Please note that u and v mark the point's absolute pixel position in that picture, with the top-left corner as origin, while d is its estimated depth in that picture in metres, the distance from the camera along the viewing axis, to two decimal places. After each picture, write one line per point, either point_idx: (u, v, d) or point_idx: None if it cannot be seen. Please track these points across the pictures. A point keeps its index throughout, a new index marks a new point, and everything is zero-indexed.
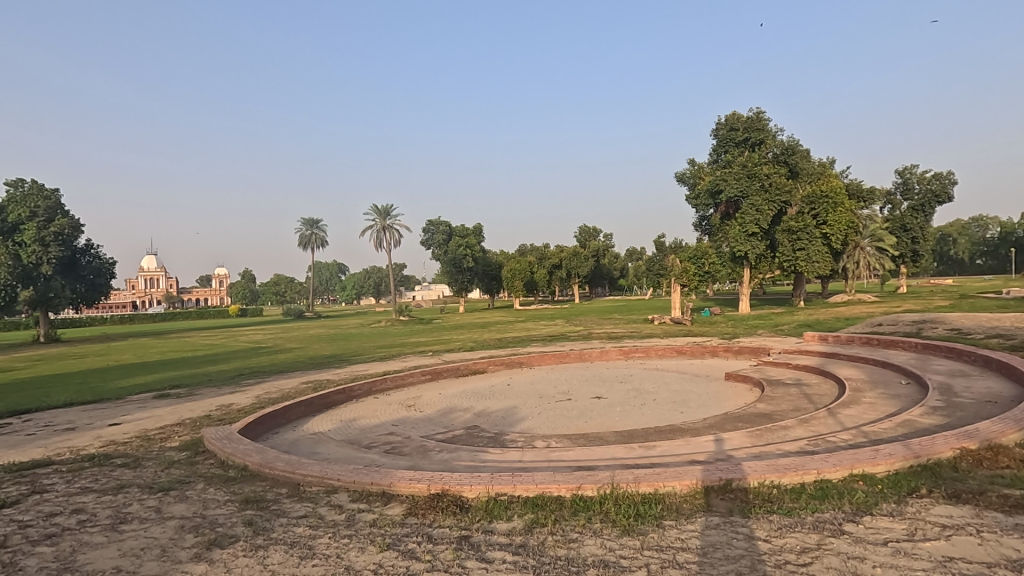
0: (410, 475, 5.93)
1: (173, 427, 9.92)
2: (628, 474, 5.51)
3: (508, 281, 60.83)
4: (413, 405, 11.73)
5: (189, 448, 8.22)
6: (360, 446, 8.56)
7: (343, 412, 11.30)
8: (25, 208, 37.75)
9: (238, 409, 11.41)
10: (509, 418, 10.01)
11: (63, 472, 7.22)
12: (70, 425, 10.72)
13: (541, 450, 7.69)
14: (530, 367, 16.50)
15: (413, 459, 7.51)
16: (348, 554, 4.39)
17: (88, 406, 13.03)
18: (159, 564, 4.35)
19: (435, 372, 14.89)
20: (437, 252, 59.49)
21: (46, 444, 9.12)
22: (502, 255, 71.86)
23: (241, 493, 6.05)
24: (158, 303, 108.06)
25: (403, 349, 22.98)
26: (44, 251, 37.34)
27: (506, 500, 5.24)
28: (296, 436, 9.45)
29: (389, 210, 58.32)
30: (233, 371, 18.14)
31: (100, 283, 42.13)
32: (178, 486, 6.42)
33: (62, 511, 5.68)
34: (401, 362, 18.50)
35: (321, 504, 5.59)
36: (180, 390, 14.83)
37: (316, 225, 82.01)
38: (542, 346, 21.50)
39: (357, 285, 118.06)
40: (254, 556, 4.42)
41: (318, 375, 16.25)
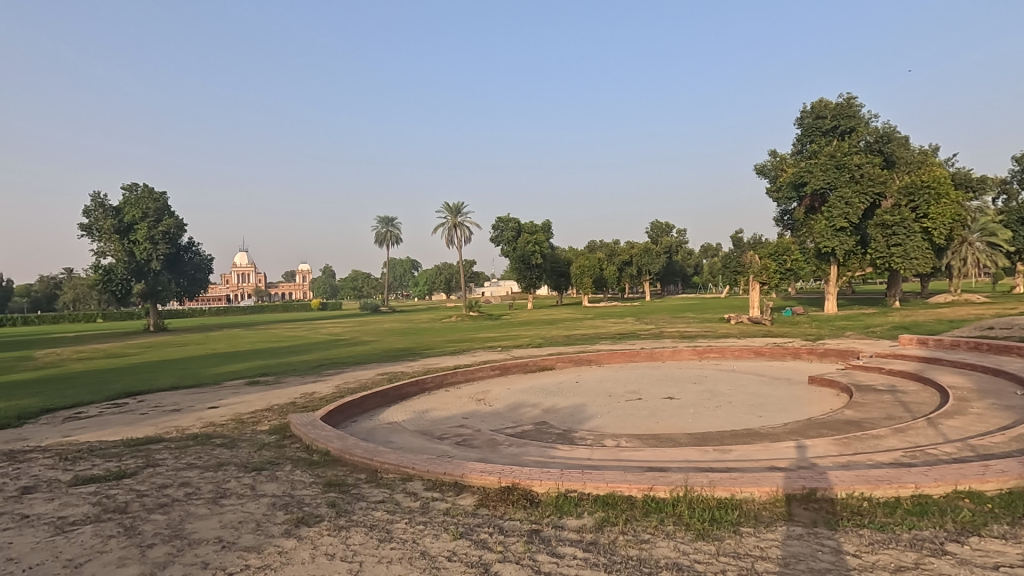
0: (481, 467, 6.08)
1: (263, 412, 10.72)
2: (703, 478, 5.35)
3: (577, 278, 60.52)
4: (483, 399, 11.93)
5: (277, 432, 8.82)
6: (433, 437, 8.81)
7: (416, 404, 11.67)
8: (138, 209, 41.54)
9: (319, 398, 12.08)
10: (578, 416, 9.98)
11: (172, 448, 7.98)
12: (176, 407, 11.83)
13: (611, 449, 7.59)
14: (599, 364, 16.33)
15: (483, 452, 7.66)
16: (423, 540, 4.55)
17: (190, 390, 14.29)
18: (254, 537, 4.71)
19: (504, 367, 15.09)
20: (506, 249, 59.43)
21: (155, 423, 10.11)
22: (572, 251, 71.51)
23: (324, 476, 6.44)
24: (249, 296, 116.20)
25: (473, 344, 23.47)
26: (154, 248, 41.10)
27: (575, 497, 5.25)
28: (373, 425, 9.91)
29: (460, 208, 59.29)
30: (313, 362, 19.24)
31: (200, 278, 45.88)
32: (270, 467, 6.92)
33: (170, 484, 6.27)
34: (471, 357, 18.91)
35: (398, 491, 5.84)
36: (267, 378, 15.89)
37: (391, 223, 85.01)
38: (611, 344, 21.23)
39: (429, 281, 121.16)
40: (337, 536, 4.69)
41: (391, 367, 16.86)
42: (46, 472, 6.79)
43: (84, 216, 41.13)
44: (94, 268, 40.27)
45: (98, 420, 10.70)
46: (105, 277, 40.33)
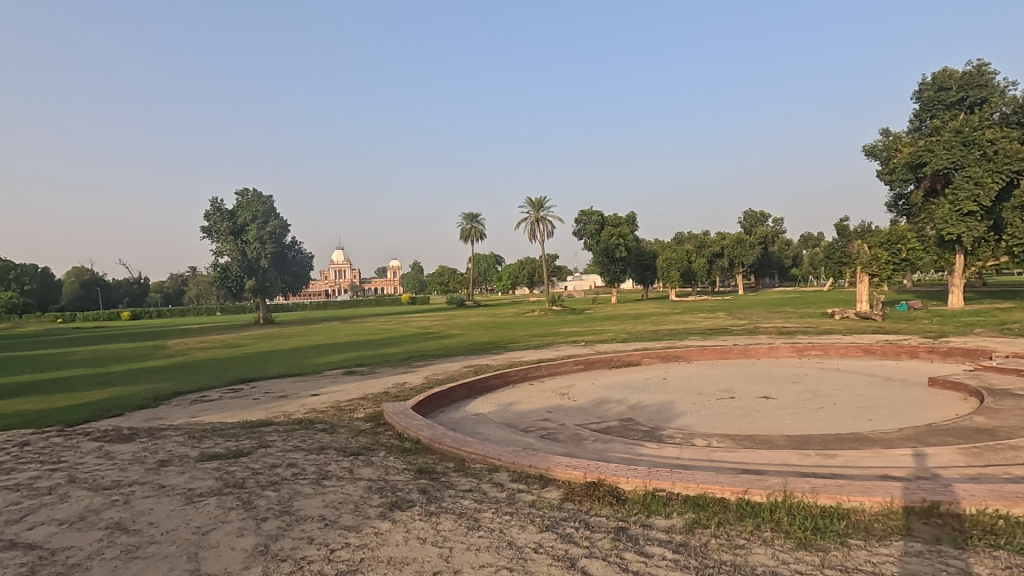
0: (566, 461, 6.08)
1: (360, 400, 11.39)
2: (805, 483, 5.00)
3: (664, 271, 58.69)
4: (567, 393, 11.90)
5: (372, 420, 9.32)
6: (518, 429, 8.92)
7: (501, 396, 11.87)
8: (249, 212, 45.42)
9: (410, 388, 12.60)
10: (666, 413, 9.68)
11: (281, 431, 8.70)
12: (283, 393, 12.88)
13: (702, 449, 7.29)
14: (688, 361, 15.75)
15: (568, 446, 7.65)
16: (511, 530, 4.63)
17: (296, 378, 15.48)
18: (353, 517, 5.02)
19: (589, 362, 14.96)
20: (589, 243, 58.62)
21: (266, 408, 11.06)
22: (658, 244, 69.36)
23: (415, 463, 6.72)
24: (345, 291, 123.71)
25: (557, 339, 23.45)
26: (263, 248, 44.85)
27: (665, 497, 5.10)
28: (460, 416, 10.21)
29: (543, 203, 59.23)
30: (404, 354, 20.13)
31: (302, 274, 49.51)
32: (366, 452, 7.34)
33: (280, 464, 6.83)
34: (555, 351, 18.92)
35: (485, 481, 5.98)
36: (362, 368, 16.84)
37: (475, 219, 86.79)
38: (701, 340, 20.40)
39: (513, 275, 122.38)
40: (428, 521, 4.89)
41: (477, 360, 17.26)
42: (178, 448, 7.63)
43: (205, 220, 45.57)
44: (213, 266, 44.57)
45: (219, 403, 11.89)
46: (222, 274, 44.51)
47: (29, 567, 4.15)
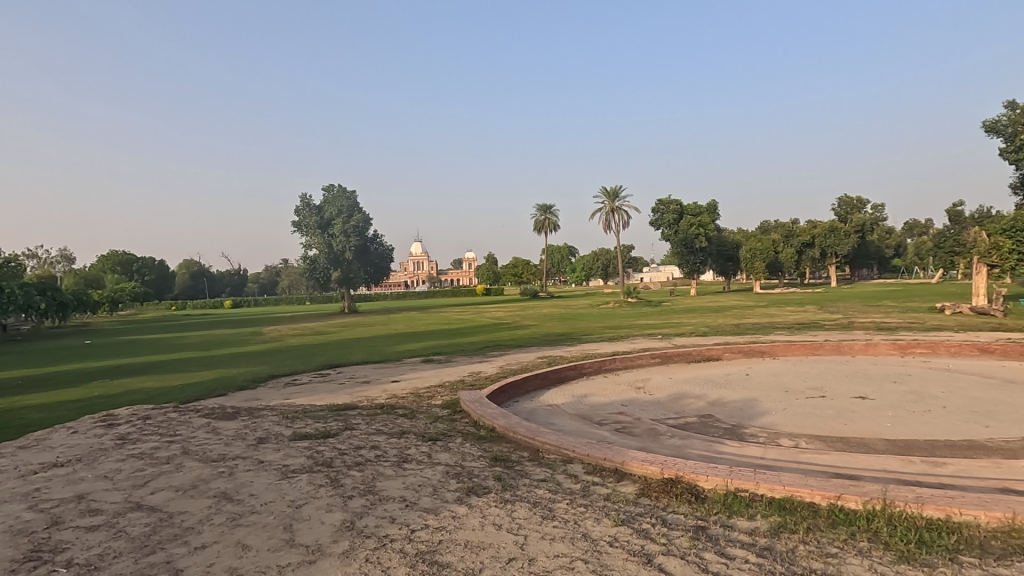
0: (642, 456, 5.97)
1: (437, 388, 11.76)
2: (908, 492, 4.61)
3: (747, 262, 55.93)
4: (643, 387, 11.65)
5: (449, 407, 9.60)
6: (592, 422, 8.85)
7: (575, 388, 11.82)
8: (334, 207, 47.98)
9: (485, 377, 12.85)
10: (749, 411, 9.24)
11: (365, 415, 9.16)
12: (366, 378, 13.56)
13: (788, 450, 6.90)
14: (773, 357, 14.94)
15: (644, 441, 7.50)
16: (585, 522, 4.61)
17: (378, 364, 16.25)
18: (432, 499, 5.20)
19: (666, 355, 14.55)
20: (667, 233, 56.78)
21: (351, 392, 11.69)
22: (741, 234, 66.07)
23: (490, 451, 6.86)
24: (423, 282, 128.13)
25: (632, 331, 23.00)
26: (347, 241, 47.21)
27: (747, 498, 4.88)
28: (534, 406, 10.28)
29: (618, 192, 58.00)
30: (479, 344, 20.56)
31: (384, 266, 51.64)
32: (443, 438, 7.57)
33: (364, 446, 7.20)
34: (630, 343, 18.58)
35: (559, 471, 5.99)
36: (440, 357, 17.39)
37: (549, 210, 86.60)
38: (788, 334, 19.27)
39: (587, 267, 121.06)
40: (503, 508, 4.97)
41: (551, 352, 17.29)
42: (274, 427, 8.25)
43: (295, 215, 48.67)
44: (303, 258, 47.56)
45: (309, 386, 12.72)
46: (311, 266, 47.40)
47: (152, 527, 4.65)
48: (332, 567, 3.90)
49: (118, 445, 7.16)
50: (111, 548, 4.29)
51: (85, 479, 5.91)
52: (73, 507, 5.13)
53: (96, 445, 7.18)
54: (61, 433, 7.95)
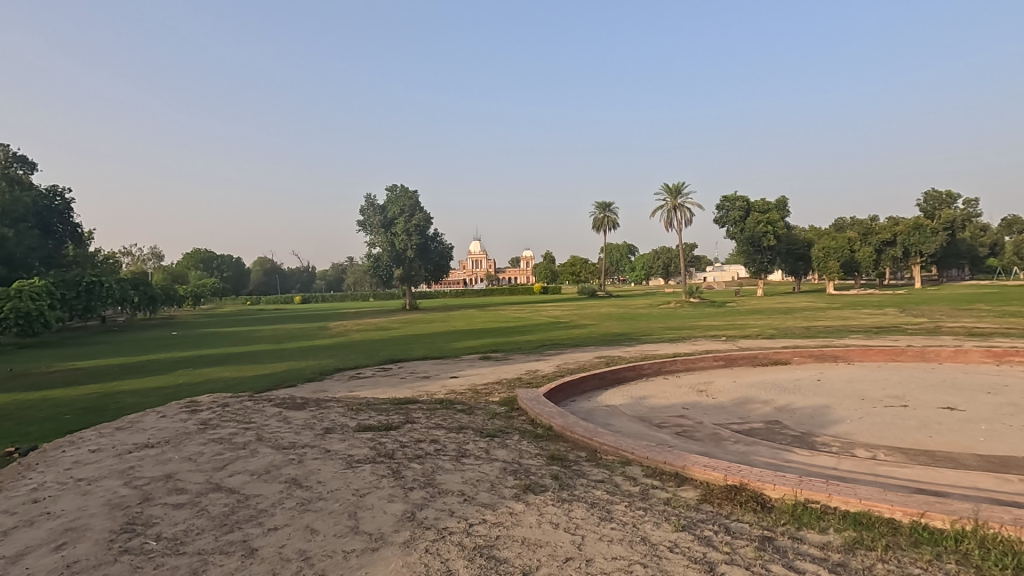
0: (705, 461, 5.80)
1: (494, 385, 11.89)
2: (1002, 512, 4.23)
3: (820, 262, 53.18)
4: (705, 390, 11.29)
5: (506, 404, 9.67)
6: (652, 424, 8.66)
7: (634, 389, 11.62)
8: (397, 207, 49.38)
9: (542, 376, 12.86)
10: (820, 418, 8.75)
11: (425, 409, 9.39)
12: (426, 374, 13.89)
13: (865, 461, 6.48)
14: (847, 362, 14.09)
15: (706, 445, 7.26)
16: (644, 526, 4.53)
17: (437, 360, 16.61)
18: (490, 495, 5.26)
19: (729, 358, 14.03)
20: (733, 231, 54.75)
21: (411, 387, 12.01)
22: (813, 232, 62.68)
23: (548, 449, 6.86)
24: (481, 280, 129.69)
25: (694, 332, 22.32)
26: (409, 239, 48.40)
27: (818, 510, 4.64)
28: (592, 406, 10.19)
29: (681, 188, 56.34)
30: (536, 342, 20.60)
31: (445, 264, 52.52)
32: (501, 435, 7.65)
33: (424, 439, 7.38)
34: (691, 345, 18.05)
35: (617, 473, 5.91)
36: (498, 354, 17.56)
37: (608, 208, 85.34)
38: (865, 339, 18.09)
39: (647, 265, 118.50)
40: (561, 507, 4.96)
41: (609, 351, 17.08)
42: (340, 418, 8.61)
43: (360, 215, 50.60)
44: (367, 256, 49.29)
45: (372, 380, 13.19)
46: (375, 264, 49.06)
47: (230, 508, 4.98)
48: (393, 555, 4.03)
49: (200, 430, 7.69)
50: (194, 525, 4.62)
51: (172, 460, 6.40)
52: (162, 485, 5.56)
53: (181, 429, 7.74)
54: (151, 416, 8.62)
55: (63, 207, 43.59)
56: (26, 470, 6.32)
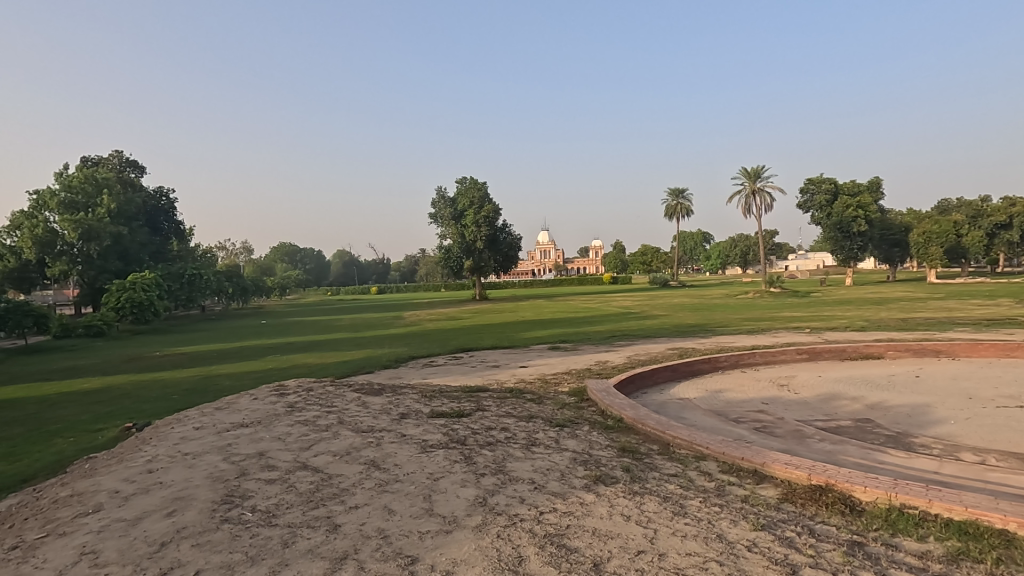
0: (787, 460, 5.52)
1: (563, 375, 11.88)
2: None
3: (919, 248, 48.76)
4: (787, 385, 10.70)
5: (576, 395, 9.63)
6: (728, 419, 8.33)
7: (709, 382, 11.22)
8: (467, 199, 50.18)
9: (612, 366, 12.70)
10: (919, 418, 8.06)
11: (495, 398, 9.53)
12: (495, 363, 14.09)
13: (972, 466, 5.91)
14: (950, 357, 12.88)
15: (788, 443, 6.90)
16: (720, 523, 4.38)
17: (506, 350, 16.81)
18: (560, 484, 5.28)
19: (815, 352, 13.21)
20: (818, 217, 51.31)
21: (481, 376, 12.24)
22: (912, 215, 57.46)
23: (618, 441, 6.78)
24: (550, 271, 129.60)
25: (775, 324, 21.16)
26: (478, 230, 49.10)
27: (916, 516, 4.29)
28: (664, 399, 9.95)
29: (760, 172, 53.39)
30: (606, 333, 20.35)
31: (514, 255, 52.76)
32: (571, 425, 7.64)
33: (495, 427, 7.51)
34: (772, 337, 17.16)
35: (692, 468, 5.74)
36: (566, 344, 17.51)
37: (681, 194, 82.35)
38: (974, 332, 16.41)
39: (722, 253, 113.54)
40: (632, 500, 4.89)
41: (682, 343, 16.58)
42: (414, 404, 8.91)
43: (432, 207, 51.86)
44: (439, 248, 50.52)
45: (445, 368, 13.57)
46: (446, 256, 50.22)
47: (316, 485, 5.31)
48: (467, 538, 4.15)
49: (288, 412, 8.23)
50: (285, 500, 4.98)
51: (264, 438, 6.91)
52: (256, 462, 6.03)
53: (271, 411, 8.33)
54: (245, 398, 9.32)
55: (168, 206, 47.77)
56: (142, 444, 7.03)
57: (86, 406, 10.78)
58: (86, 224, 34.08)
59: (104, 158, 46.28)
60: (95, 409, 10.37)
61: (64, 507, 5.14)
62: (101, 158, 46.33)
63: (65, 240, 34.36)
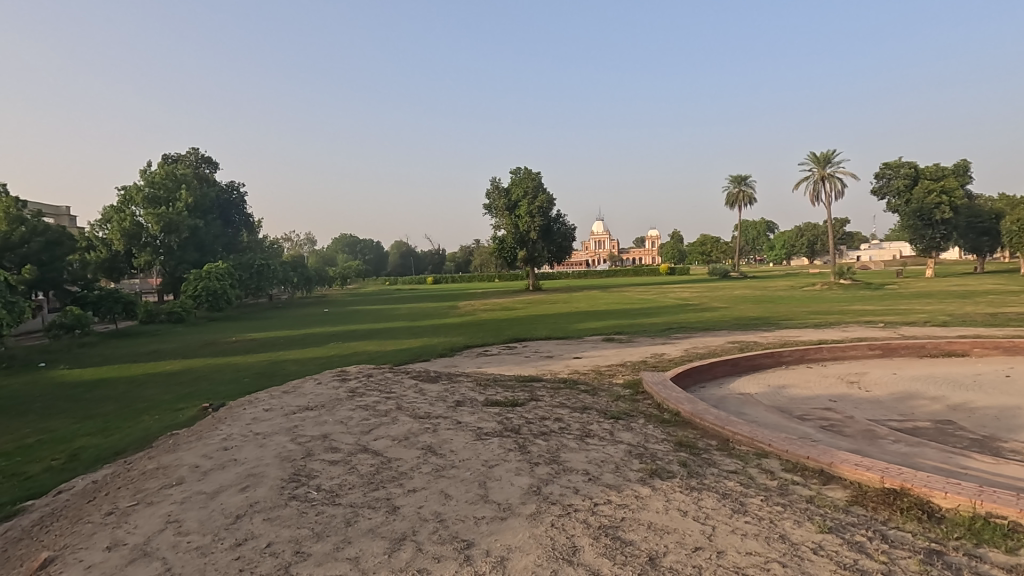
0: (857, 460, 5.26)
1: (618, 367, 11.73)
2: None
3: (1011, 237, 44.80)
4: (857, 382, 10.13)
5: (631, 387, 9.51)
6: (792, 416, 7.99)
7: (772, 377, 10.79)
8: (520, 189, 50.21)
9: (669, 359, 12.43)
10: (1008, 421, 7.45)
11: (549, 388, 9.55)
12: (549, 354, 14.10)
13: None
14: None
15: (858, 442, 6.55)
16: (783, 523, 4.22)
17: (560, 341, 16.77)
18: (614, 476, 5.24)
19: (889, 348, 12.44)
20: (896, 203, 48.05)
21: (535, 366, 12.29)
22: (1005, 201, 52.72)
23: (675, 435, 6.64)
24: (605, 262, 128.10)
25: (845, 317, 20.05)
26: (532, 221, 49.10)
27: (1004, 526, 4.00)
28: (724, 393, 9.65)
29: (830, 156, 50.45)
30: (663, 325, 19.91)
31: (568, 245, 52.39)
32: (625, 417, 7.55)
33: (549, 417, 7.53)
34: (841, 331, 16.27)
35: (752, 465, 5.56)
36: (621, 336, 17.25)
37: (744, 181, 79.04)
38: None
39: (788, 243, 108.44)
40: (689, 495, 4.79)
41: (743, 337, 16.01)
42: (469, 392, 9.08)
43: (486, 198, 52.15)
44: (493, 238, 50.79)
45: (498, 358, 13.71)
46: (500, 246, 50.54)
47: (376, 468, 5.52)
48: (522, 525, 4.20)
49: (349, 397, 8.58)
50: (347, 480, 5.20)
51: (328, 421, 7.23)
52: (320, 443, 6.31)
53: (334, 395, 8.71)
54: (309, 383, 9.77)
55: (238, 199, 50.59)
56: (218, 423, 7.51)
57: (169, 386, 11.67)
58: (167, 218, 36.70)
59: (182, 155, 49.39)
60: (177, 389, 11.18)
61: (150, 479, 5.57)
62: (179, 155, 49.48)
63: (149, 232, 37.14)
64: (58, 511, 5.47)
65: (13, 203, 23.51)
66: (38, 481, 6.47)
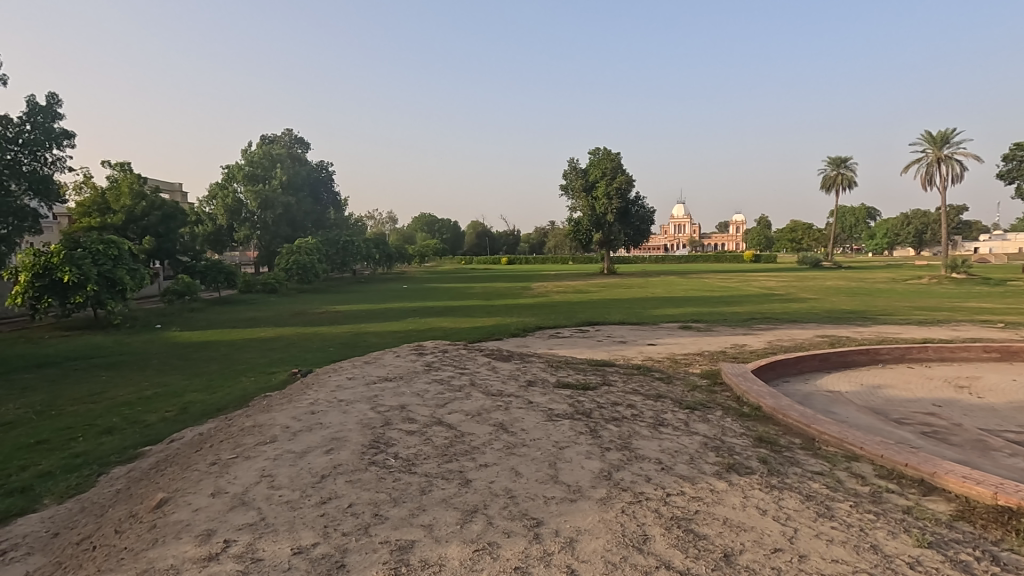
0: (965, 472, 4.79)
1: (695, 355, 11.37)
2: None
3: None
4: (967, 387, 9.18)
5: (709, 377, 9.20)
6: (888, 418, 7.39)
7: (866, 376, 10.00)
8: (599, 170, 49.23)
9: (750, 351, 11.87)
10: None
11: (622, 373, 9.39)
12: (622, 338, 13.88)
13: None
14: None
15: (966, 453, 5.95)
16: (875, 532, 3.93)
17: (634, 326, 16.45)
18: (688, 468, 5.09)
19: (1010, 352, 11.14)
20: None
21: (608, 350, 12.16)
22: None
23: (755, 430, 6.33)
24: (684, 247, 123.53)
25: (958, 314, 18.17)
26: (609, 202, 48.09)
27: None
28: (810, 389, 9.07)
29: (949, 136, 45.38)
30: (745, 314, 18.98)
31: (646, 229, 50.96)
32: (701, 408, 7.28)
33: (620, 403, 7.42)
34: (951, 330, 14.79)
35: (840, 468, 5.20)
36: (699, 324, 16.67)
37: (845, 163, 72.91)
38: None
39: (892, 232, 99.38)
40: (769, 493, 4.57)
41: (836, 331, 14.96)
42: (541, 373, 9.14)
43: (564, 179, 51.54)
44: (568, 220, 50.27)
45: (571, 340, 13.66)
46: (575, 228, 49.92)
47: (450, 440, 5.70)
48: (591, 509, 4.19)
49: (426, 370, 8.90)
50: (422, 450, 5.41)
51: (405, 393, 7.53)
52: (398, 413, 6.60)
53: (412, 368, 9.05)
54: (389, 355, 10.23)
55: (327, 177, 53.31)
56: (306, 388, 8.04)
57: (264, 351, 12.67)
58: (264, 194, 39.41)
59: (278, 136, 52.54)
60: (271, 355, 12.13)
61: (248, 435, 6.08)
62: (275, 137, 52.55)
63: (248, 209, 40.17)
64: (170, 457, 6.11)
65: (136, 180, 26.09)
66: (155, 430, 7.24)
